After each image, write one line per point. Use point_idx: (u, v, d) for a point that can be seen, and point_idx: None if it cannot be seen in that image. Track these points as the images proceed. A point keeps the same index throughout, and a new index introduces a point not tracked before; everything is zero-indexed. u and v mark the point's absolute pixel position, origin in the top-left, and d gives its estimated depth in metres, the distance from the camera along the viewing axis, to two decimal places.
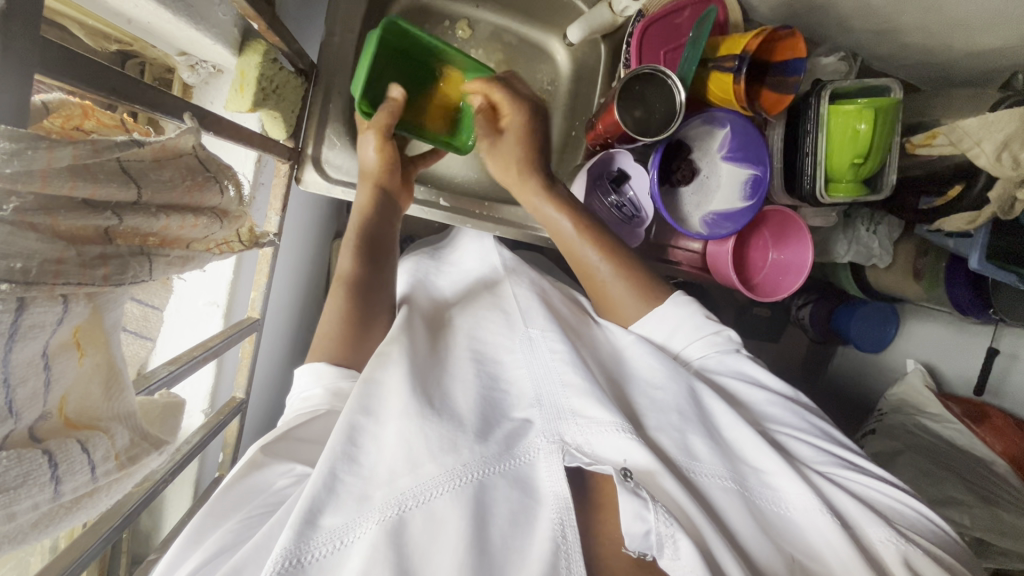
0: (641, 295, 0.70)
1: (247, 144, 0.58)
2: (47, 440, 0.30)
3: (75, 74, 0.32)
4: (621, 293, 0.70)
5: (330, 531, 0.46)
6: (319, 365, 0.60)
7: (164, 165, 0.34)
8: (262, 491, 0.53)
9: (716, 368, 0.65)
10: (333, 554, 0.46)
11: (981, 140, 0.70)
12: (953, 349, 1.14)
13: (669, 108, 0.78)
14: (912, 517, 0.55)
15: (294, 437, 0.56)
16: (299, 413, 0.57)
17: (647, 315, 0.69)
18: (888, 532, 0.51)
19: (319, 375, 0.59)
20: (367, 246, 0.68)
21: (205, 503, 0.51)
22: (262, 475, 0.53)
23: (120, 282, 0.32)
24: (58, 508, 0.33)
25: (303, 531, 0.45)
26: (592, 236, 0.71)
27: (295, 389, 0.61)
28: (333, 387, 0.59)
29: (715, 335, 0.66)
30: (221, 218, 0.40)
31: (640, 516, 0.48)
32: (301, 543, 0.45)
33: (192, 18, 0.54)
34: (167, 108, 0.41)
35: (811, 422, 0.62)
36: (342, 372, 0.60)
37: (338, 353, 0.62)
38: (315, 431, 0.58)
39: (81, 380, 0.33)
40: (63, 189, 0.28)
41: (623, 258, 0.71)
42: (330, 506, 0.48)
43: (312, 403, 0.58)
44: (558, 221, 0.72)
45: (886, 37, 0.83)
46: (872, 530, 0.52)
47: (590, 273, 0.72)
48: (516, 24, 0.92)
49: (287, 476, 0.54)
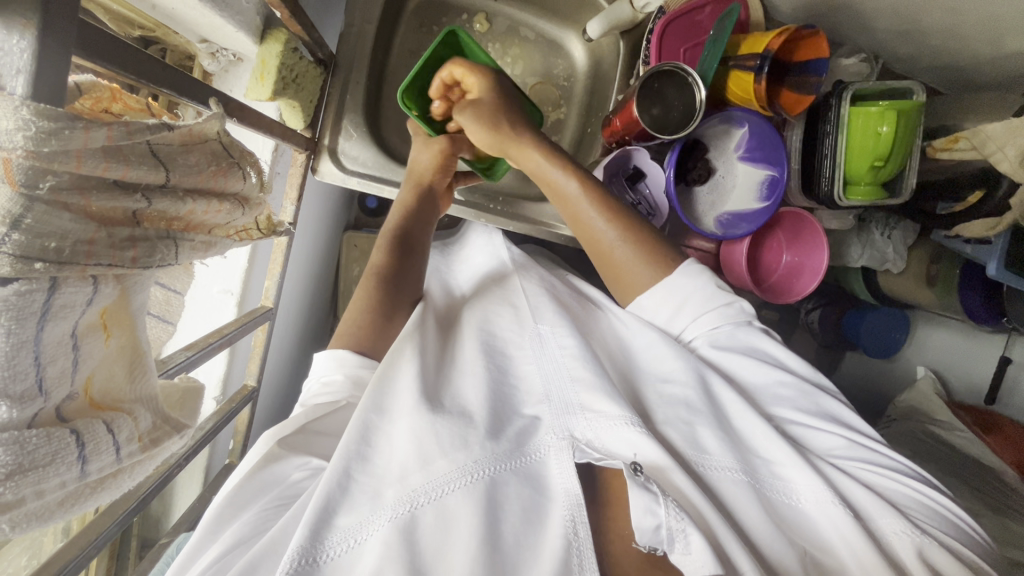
0: (651, 262, 0.66)
1: (267, 132, 0.59)
2: (75, 421, 0.31)
3: (109, 56, 0.32)
4: (631, 263, 0.67)
5: (344, 530, 0.47)
6: (341, 352, 0.60)
7: (191, 150, 0.34)
8: (277, 483, 0.53)
9: (725, 344, 0.63)
10: (348, 554, 0.46)
11: (1004, 145, 0.69)
12: (965, 357, 1.13)
13: (687, 106, 0.77)
14: (930, 507, 0.54)
15: (311, 430, 0.57)
16: (318, 402, 0.57)
17: (660, 280, 0.65)
18: (904, 526, 0.50)
19: (341, 362, 0.59)
20: (400, 238, 0.69)
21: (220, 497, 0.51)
22: (278, 467, 0.53)
23: (148, 265, 0.32)
24: (83, 488, 0.33)
25: (317, 531, 0.46)
26: (605, 203, 0.67)
27: (313, 373, 0.61)
28: (353, 374, 0.60)
29: (731, 313, 0.64)
30: (243, 205, 0.40)
31: (650, 511, 0.48)
32: (316, 542, 0.45)
33: (217, 5, 0.54)
34: (193, 94, 0.41)
35: (830, 411, 0.61)
36: (364, 361, 0.60)
37: (361, 342, 0.62)
38: (331, 424, 0.59)
39: (106, 361, 0.33)
40: (97, 170, 0.28)
41: (634, 226, 0.67)
42: (343, 507, 0.48)
43: (331, 390, 0.58)
44: (561, 176, 0.67)
45: (909, 39, 0.82)
46: (886, 523, 0.51)
47: (597, 239, 0.67)
48: (534, 19, 0.92)
49: (303, 469, 0.54)
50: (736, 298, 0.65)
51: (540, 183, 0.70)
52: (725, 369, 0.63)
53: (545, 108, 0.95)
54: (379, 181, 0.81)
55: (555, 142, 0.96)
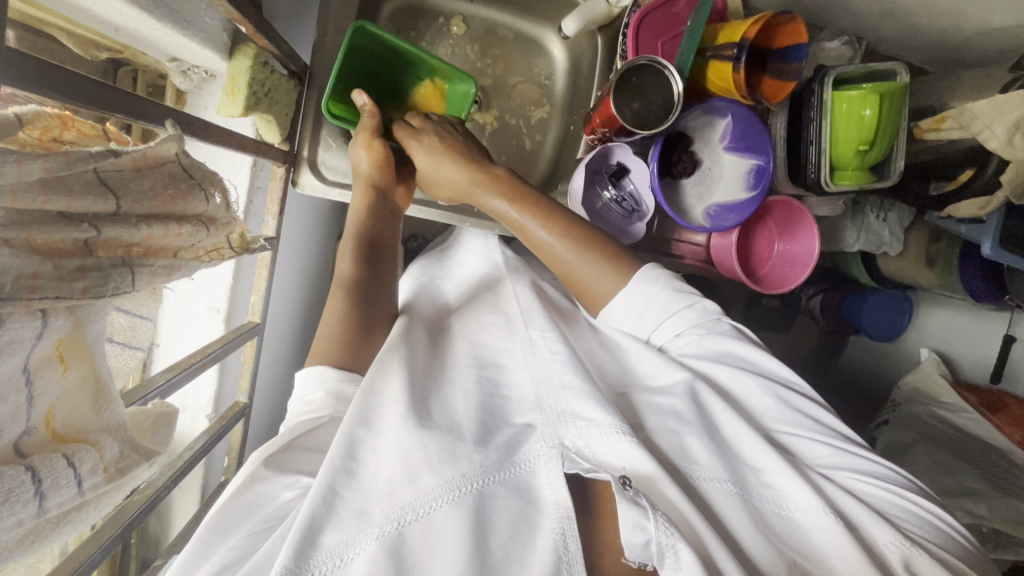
0: (613, 273, 0.66)
1: (238, 148, 0.58)
2: (32, 456, 0.30)
3: (53, 86, 0.31)
4: (591, 273, 0.67)
5: (330, 548, 0.47)
6: (321, 368, 0.60)
7: (145, 175, 0.34)
8: (266, 503, 0.53)
9: (703, 354, 0.63)
10: (337, 571, 0.46)
11: (992, 122, 0.68)
12: (971, 336, 1.12)
13: (666, 99, 0.76)
14: (923, 519, 0.53)
15: (298, 447, 0.56)
16: (302, 419, 0.57)
17: (620, 291, 0.66)
18: (894, 535, 0.50)
19: (322, 379, 0.59)
20: (366, 242, 0.69)
21: (206, 520, 0.51)
22: (264, 488, 0.52)
23: (101, 294, 0.32)
24: (43, 525, 0.33)
25: (302, 550, 0.45)
26: (570, 234, 0.67)
27: (296, 393, 0.60)
28: (335, 390, 0.59)
29: (700, 310, 0.64)
30: (208, 225, 0.40)
31: (639, 526, 0.47)
32: (301, 563, 0.45)
33: (178, 23, 0.53)
34: (151, 116, 0.41)
35: (821, 418, 0.60)
36: (345, 375, 0.60)
37: (340, 357, 0.61)
38: (317, 440, 0.58)
39: (67, 394, 0.33)
40: (36, 204, 0.28)
41: (599, 245, 0.67)
42: (330, 524, 0.48)
43: (314, 408, 0.58)
44: (532, 225, 0.68)
45: (894, 17, 0.80)
46: (877, 532, 0.51)
47: (566, 269, 0.68)
48: (511, 19, 0.91)
49: (292, 488, 0.54)
50: (699, 298, 0.65)
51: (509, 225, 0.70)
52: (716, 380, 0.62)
53: (527, 108, 0.94)
54: None
55: (540, 141, 0.95)
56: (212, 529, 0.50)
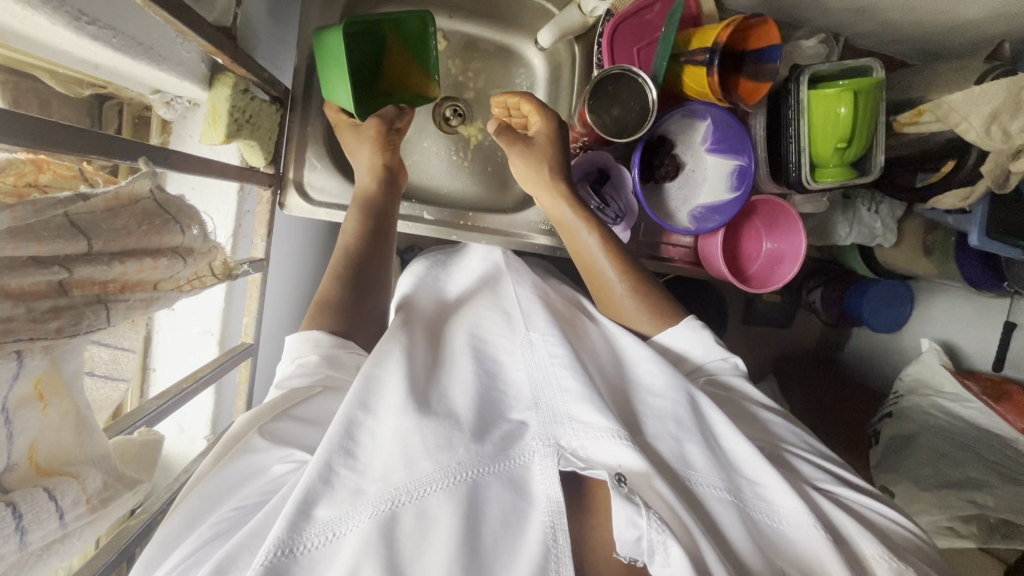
0: (650, 313, 0.71)
1: (221, 176, 0.59)
2: (14, 492, 0.32)
3: (27, 134, 0.33)
4: (632, 309, 0.71)
5: (322, 522, 0.47)
6: (314, 333, 0.62)
7: (118, 214, 0.36)
8: (260, 474, 0.54)
9: (718, 387, 0.67)
10: (325, 546, 0.47)
11: (968, 115, 0.69)
12: (970, 323, 1.12)
13: (642, 107, 0.77)
14: (898, 532, 0.57)
15: (292, 417, 0.57)
16: (293, 384, 0.59)
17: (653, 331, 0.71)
18: (880, 549, 0.53)
19: (315, 344, 0.61)
20: (353, 264, 0.68)
21: (195, 486, 0.52)
22: (257, 457, 0.53)
23: (76, 332, 0.34)
24: (27, 557, 0.34)
25: (296, 521, 0.46)
26: (622, 264, 0.72)
27: (286, 355, 0.62)
28: (327, 355, 0.61)
29: (722, 361, 0.68)
30: (186, 256, 0.41)
31: (632, 522, 0.49)
32: (294, 533, 0.46)
33: (155, 60, 0.55)
34: (126, 154, 0.42)
35: (806, 440, 0.64)
36: (337, 340, 0.62)
37: (338, 326, 0.64)
38: (312, 411, 0.58)
39: (50, 429, 0.34)
40: (6, 251, 0.30)
41: (643, 281, 0.72)
42: (324, 499, 0.49)
43: (306, 372, 0.60)
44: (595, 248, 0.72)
45: (867, 16, 0.81)
46: (865, 545, 0.53)
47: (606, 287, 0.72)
48: (490, 33, 0.92)
49: (285, 461, 0.54)
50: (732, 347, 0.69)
51: (572, 241, 0.74)
52: (729, 401, 0.66)
53: None
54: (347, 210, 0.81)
55: None
56: (201, 500, 0.52)
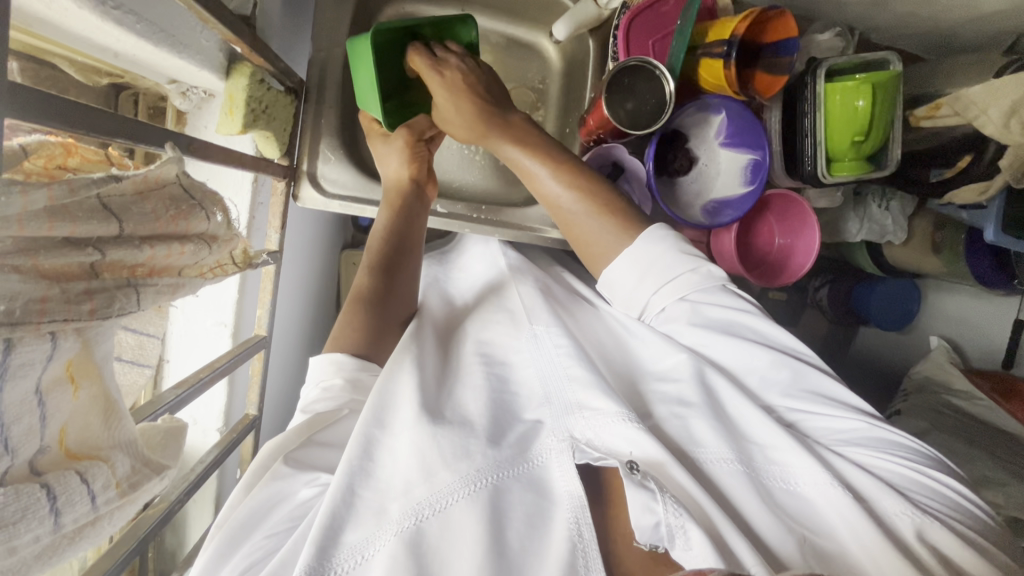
0: (621, 232, 0.63)
1: (240, 165, 0.59)
2: (47, 474, 0.32)
3: (55, 117, 0.33)
4: (605, 241, 0.64)
5: (351, 546, 0.48)
6: (338, 355, 0.61)
7: (146, 198, 0.36)
8: (287, 500, 0.54)
9: (705, 321, 0.61)
10: (357, 568, 0.47)
11: (987, 107, 0.68)
12: (981, 319, 1.12)
13: (659, 99, 0.77)
14: (937, 490, 0.53)
15: (316, 442, 0.57)
16: (318, 409, 0.58)
17: (627, 248, 0.63)
18: (904, 505, 0.50)
19: (339, 366, 0.60)
20: (385, 258, 0.67)
21: (225, 520, 0.51)
22: (285, 484, 0.53)
23: (108, 315, 0.33)
24: (59, 539, 0.34)
25: (324, 547, 0.47)
26: (589, 196, 0.64)
27: (311, 379, 0.61)
28: (352, 377, 0.60)
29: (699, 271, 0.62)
30: (211, 243, 0.41)
31: (648, 509, 0.48)
32: (324, 560, 0.46)
33: (175, 48, 0.55)
34: (151, 139, 0.42)
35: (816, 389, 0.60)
36: (361, 364, 0.61)
37: (360, 346, 0.63)
38: (334, 435, 0.59)
39: (79, 412, 0.35)
40: (41, 231, 0.29)
41: (611, 200, 0.64)
42: (350, 522, 0.49)
43: (332, 395, 0.59)
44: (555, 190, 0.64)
45: (883, 9, 0.81)
46: (886, 503, 0.51)
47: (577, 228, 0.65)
48: (503, 26, 0.92)
49: (311, 485, 0.55)
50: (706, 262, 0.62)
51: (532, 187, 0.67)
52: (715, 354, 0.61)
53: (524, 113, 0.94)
54: (361, 203, 0.81)
55: None
56: (233, 532, 0.51)
